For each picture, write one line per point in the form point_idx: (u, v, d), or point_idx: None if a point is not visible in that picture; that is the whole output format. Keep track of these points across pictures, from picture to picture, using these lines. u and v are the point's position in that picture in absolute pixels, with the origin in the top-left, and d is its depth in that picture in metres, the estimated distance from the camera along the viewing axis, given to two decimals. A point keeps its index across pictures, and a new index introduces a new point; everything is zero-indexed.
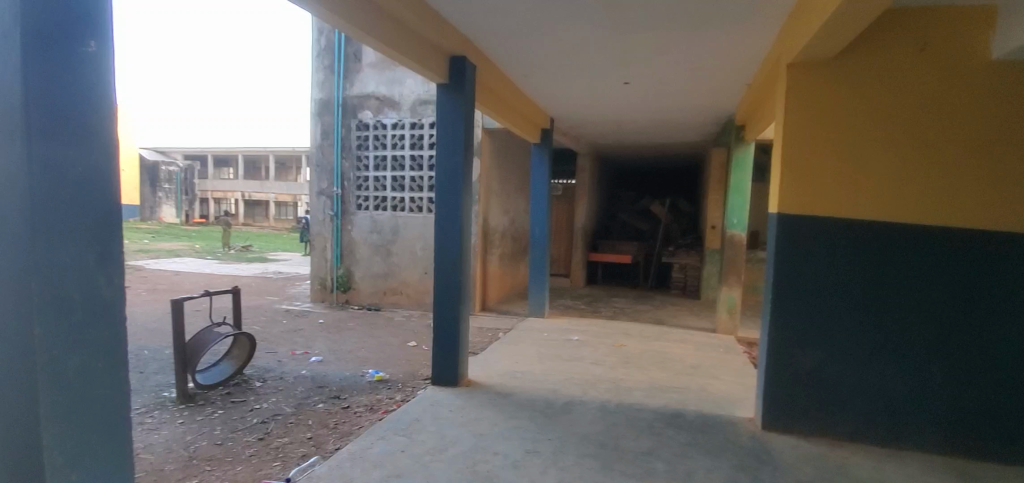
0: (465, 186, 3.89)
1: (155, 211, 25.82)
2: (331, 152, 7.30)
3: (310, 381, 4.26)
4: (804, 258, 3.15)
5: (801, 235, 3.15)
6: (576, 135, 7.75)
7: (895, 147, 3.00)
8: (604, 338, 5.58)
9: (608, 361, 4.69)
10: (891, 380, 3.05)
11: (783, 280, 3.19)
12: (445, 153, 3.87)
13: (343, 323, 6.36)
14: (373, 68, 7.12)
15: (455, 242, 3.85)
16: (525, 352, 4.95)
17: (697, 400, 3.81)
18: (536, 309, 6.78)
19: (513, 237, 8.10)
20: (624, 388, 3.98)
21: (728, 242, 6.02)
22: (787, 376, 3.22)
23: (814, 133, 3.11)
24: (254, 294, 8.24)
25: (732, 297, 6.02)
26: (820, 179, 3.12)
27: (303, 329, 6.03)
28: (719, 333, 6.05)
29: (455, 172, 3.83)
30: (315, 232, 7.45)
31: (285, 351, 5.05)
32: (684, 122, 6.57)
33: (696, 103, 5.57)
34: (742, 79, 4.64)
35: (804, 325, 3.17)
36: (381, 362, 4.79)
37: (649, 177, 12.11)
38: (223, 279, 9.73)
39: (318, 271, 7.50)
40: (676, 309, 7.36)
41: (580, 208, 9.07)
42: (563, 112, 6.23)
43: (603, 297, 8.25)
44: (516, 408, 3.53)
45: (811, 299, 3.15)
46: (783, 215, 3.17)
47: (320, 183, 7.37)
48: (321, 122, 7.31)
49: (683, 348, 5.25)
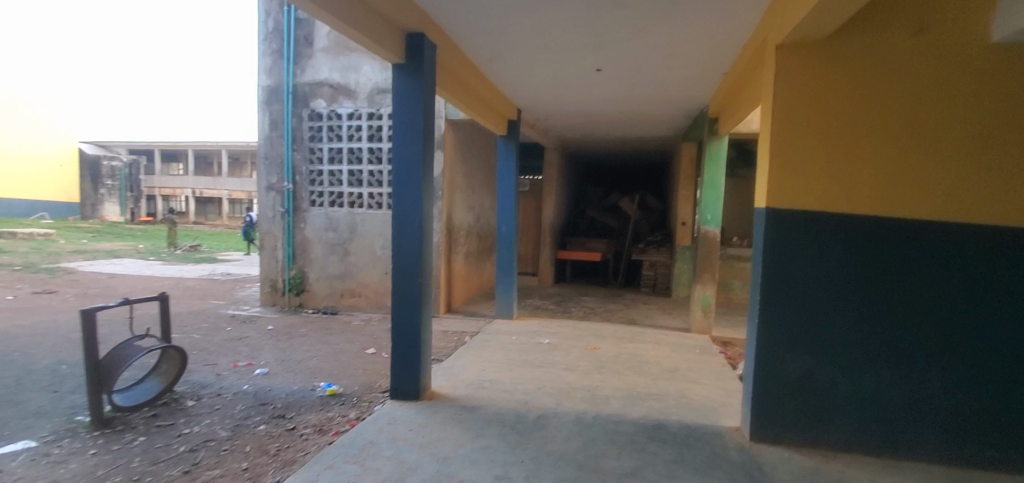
0: (426, 179, 3.50)
1: (97, 209, 24.27)
2: (280, 144, 6.76)
3: (252, 398, 3.79)
4: (794, 258, 2.93)
5: (791, 233, 2.92)
6: (544, 128, 7.44)
7: (889, 138, 2.83)
8: (576, 341, 5.29)
9: (581, 366, 4.41)
10: (886, 385, 2.89)
11: (773, 280, 2.95)
12: (402, 142, 3.46)
13: (294, 328, 5.86)
14: (326, 52, 6.61)
15: (415, 240, 3.46)
16: (493, 358, 4.60)
17: (678, 408, 3.56)
18: (505, 310, 6.43)
19: (478, 235, 7.73)
20: (600, 397, 3.69)
21: (702, 239, 5.81)
22: (777, 385, 2.99)
23: (806, 121, 2.89)
24: (198, 298, 7.58)
25: (706, 295, 5.84)
26: (812, 172, 2.90)
27: (250, 336, 5.51)
28: (693, 333, 5.88)
29: (413, 163, 3.44)
30: (264, 230, 6.89)
31: (226, 363, 4.55)
32: (655, 115, 6.37)
33: (670, 93, 5.34)
34: (718, 66, 4.42)
35: (794, 329, 2.95)
36: (334, 373, 4.35)
37: (617, 173, 11.94)
38: (164, 281, 8.99)
39: (268, 273, 6.95)
40: (648, 308, 7.17)
41: (548, 204, 8.82)
42: (531, 102, 5.91)
43: (573, 296, 8.00)
44: (485, 425, 3.18)
45: (802, 301, 2.94)
46: (773, 210, 2.92)
47: (269, 177, 6.81)
48: (270, 112, 6.76)
49: (658, 350, 5.02)
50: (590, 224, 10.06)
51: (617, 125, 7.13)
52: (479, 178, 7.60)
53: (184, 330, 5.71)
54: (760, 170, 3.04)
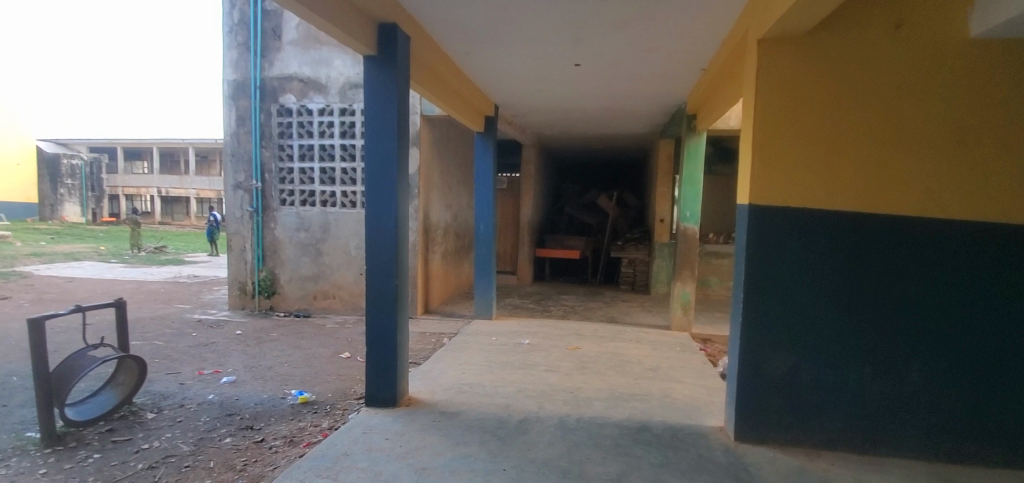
0: (401, 177, 3.36)
1: (56, 209, 23.28)
2: (248, 141, 6.50)
3: (218, 408, 3.59)
4: (777, 255, 2.88)
5: (774, 230, 2.88)
6: (521, 125, 7.33)
7: (870, 133, 2.80)
8: (557, 341, 5.21)
9: (563, 367, 4.32)
10: (868, 382, 2.87)
11: (757, 278, 2.90)
12: (375, 138, 3.30)
13: (265, 333, 5.63)
14: (295, 46, 6.37)
15: (389, 241, 3.31)
16: (473, 360, 4.48)
17: (662, 408, 3.49)
18: (484, 310, 6.31)
19: (456, 234, 7.59)
20: (583, 399, 3.60)
21: (682, 235, 5.80)
22: (761, 384, 2.94)
23: (788, 116, 2.84)
24: (162, 302, 7.25)
25: (685, 292, 5.82)
26: (795, 168, 2.85)
27: (217, 342, 5.27)
28: (673, 330, 5.86)
29: (386, 160, 3.29)
30: (231, 230, 6.62)
31: (190, 371, 4.32)
32: (633, 112, 6.33)
33: (649, 89, 5.28)
34: (697, 62, 4.38)
35: (778, 328, 2.91)
36: (307, 380, 4.17)
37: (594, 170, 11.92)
38: (126, 285, 8.59)
39: (236, 275, 6.68)
40: (628, 306, 7.14)
41: (526, 202, 8.73)
42: (508, 97, 5.79)
43: (552, 295, 7.92)
44: (465, 431, 3.06)
45: (785, 299, 2.89)
46: (756, 206, 2.87)
47: (236, 175, 6.54)
48: (237, 107, 6.49)
49: (639, 349, 4.97)
50: (568, 221, 10.01)
51: (595, 122, 7.07)
52: (456, 176, 7.45)
53: (146, 337, 5.43)
54: (742, 166, 2.98)
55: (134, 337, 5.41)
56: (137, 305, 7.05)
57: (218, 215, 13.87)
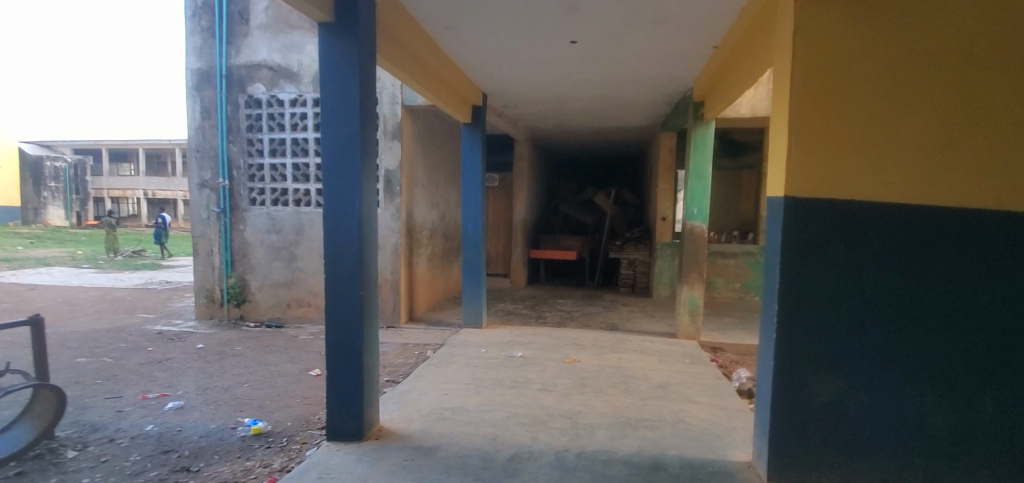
0: (367, 168, 2.81)
1: (39, 213, 22.66)
2: (214, 135, 5.96)
3: (153, 443, 3.05)
4: (819, 259, 2.38)
5: (813, 228, 2.37)
6: (513, 117, 6.81)
7: (931, 111, 2.31)
8: (553, 353, 4.68)
9: (560, 385, 3.80)
10: (930, 408, 2.39)
11: (794, 287, 2.39)
12: (333, 123, 2.74)
13: (229, 346, 5.07)
14: (264, 30, 5.83)
15: (353, 245, 2.75)
16: (458, 378, 3.95)
17: (677, 438, 2.97)
18: (473, 318, 5.76)
19: (443, 234, 7.05)
20: (583, 427, 3.08)
21: (688, 235, 5.28)
22: (800, 414, 2.44)
23: (831, 88, 2.33)
24: (124, 312, 6.68)
25: (694, 297, 5.28)
26: (838, 154, 2.34)
27: (173, 358, 4.71)
28: (679, 339, 5.35)
29: (348, 148, 2.74)
30: (197, 233, 6.09)
31: (133, 395, 3.77)
32: (634, 101, 5.82)
33: (652, 72, 4.75)
34: (709, 37, 3.85)
35: (821, 347, 2.40)
36: (265, 404, 3.63)
37: (592, 168, 11.42)
38: (92, 293, 7.99)
39: (203, 282, 6.13)
40: (629, 311, 6.63)
41: (520, 200, 8.23)
42: (497, 83, 5.26)
43: (547, 299, 7.42)
44: (441, 475, 2.52)
45: (830, 311, 2.39)
46: (792, 199, 2.36)
47: (202, 173, 6.00)
48: (202, 98, 5.94)
49: (645, 362, 4.45)
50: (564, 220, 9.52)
51: (592, 113, 6.55)
52: (442, 172, 6.92)
53: (95, 352, 4.87)
54: (774, 150, 2.47)
55: (81, 353, 4.84)
56: (96, 315, 6.47)
57: (167, 216, 13.28)
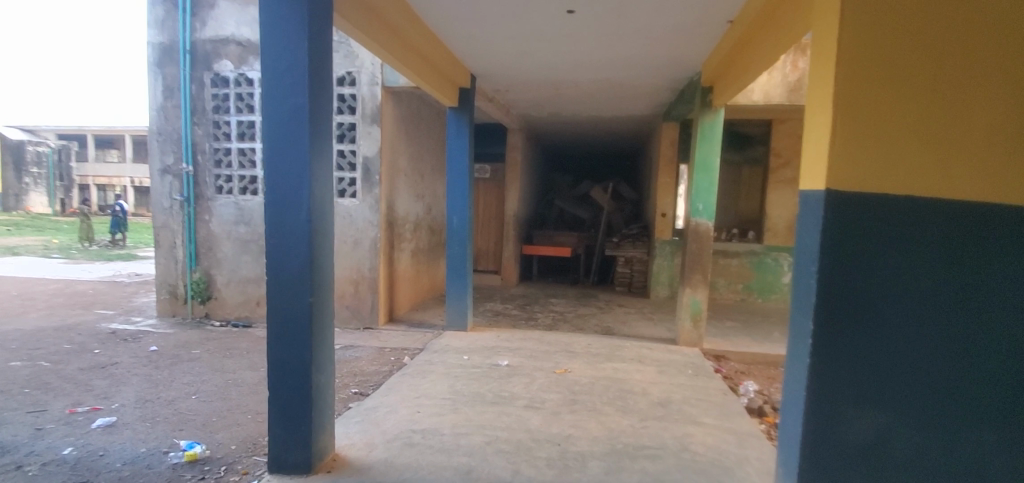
0: (319, 149, 2.34)
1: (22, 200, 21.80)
2: (176, 117, 5.46)
3: (67, 472, 2.58)
4: (866, 268, 1.93)
5: (860, 228, 1.92)
6: (504, 102, 6.32)
7: (1009, 89, 1.87)
8: (542, 361, 4.23)
9: (549, 401, 3.36)
10: (993, 450, 1.97)
11: (832, 302, 1.95)
12: (277, 93, 2.26)
13: (186, 349, 4.60)
14: (232, 2, 5.31)
15: (301, 241, 2.29)
16: (435, 391, 3.49)
17: (683, 472, 2.54)
18: (457, 321, 5.29)
19: (428, 228, 6.58)
20: (573, 457, 2.64)
21: (692, 233, 4.81)
22: (837, 458, 1.99)
23: (886, 54, 1.87)
24: (81, 308, 6.17)
25: (697, 301, 4.84)
26: (893, 139, 1.90)
27: (119, 363, 4.24)
28: (680, 345, 4.90)
29: (296, 123, 2.26)
30: (159, 224, 5.60)
31: (60, 410, 3.30)
32: (635, 86, 5.36)
33: (656, 50, 4.28)
34: (724, 7, 3.37)
35: (865, 376, 1.96)
36: (210, 422, 3.16)
37: (588, 160, 10.96)
38: (53, 286, 7.46)
39: (165, 277, 5.65)
40: (626, 313, 6.20)
41: (512, 192, 7.76)
42: (485, 62, 4.77)
43: (539, 299, 6.97)
44: None
45: (876, 333, 1.94)
46: (834, 192, 1.91)
47: (164, 157, 5.51)
48: (164, 76, 5.44)
49: (644, 373, 4.01)
50: (558, 215, 9.07)
51: (590, 100, 6.08)
52: (427, 161, 6.43)
53: (33, 355, 4.37)
54: (812, 132, 2.02)
55: (18, 355, 4.35)
56: (49, 311, 5.96)
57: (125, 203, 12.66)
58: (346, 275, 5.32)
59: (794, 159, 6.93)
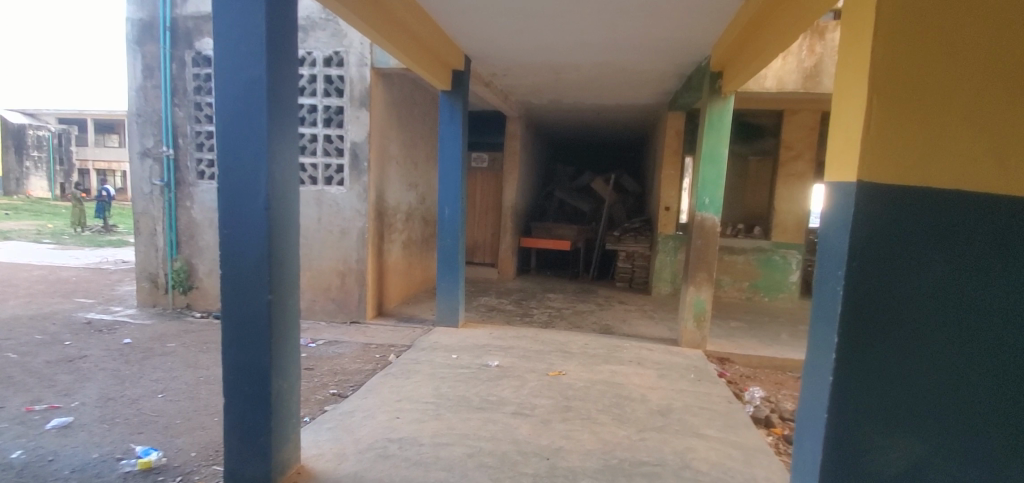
0: (280, 128, 2.08)
1: (23, 184, 21.28)
2: (157, 98, 5.20)
3: (8, 479, 2.35)
4: (901, 274, 1.66)
5: (895, 227, 1.65)
6: (501, 88, 6.03)
7: None
8: (535, 363, 3.98)
9: (540, 407, 3.12)
10: None
11: (860, 312, 1.68)
12: (231, 63, 1.99)
13: (162, 342, 4.37)
14: None
15: (258, 233, 2.03)
16: (417, 394, 3.26)
17: None
18: (448, 316, 5.04)
19: (421, 219, 6.33)
20: (562, 473, 2.40)
21: (697, 228, 4.53)
22: None
23: (931, 24, 1.59)
24: (60, 296, 5.94)
25: (700, 301, 4.58)
26: (936, 124, 1.62)
27: (89, 356, 4.01)
28: (681, 347, 4.65)
29: (252, 99, 2.00)
30: (139, 209, 5.35)
31: (16, 408, 3.07)
32: (639, 71, 5.06)
33: (663, 31, 3.98)
34: None
35: (895, 397, 1.70)
36: (173, 424, 2.93)
37: (590, 151, 10.67)
38: (35, 272, 7.22)
39: (145, 265, 5.41)
40: (626, 311, 5.95)
41: (510, 183, 7.48)
42: (480, 43, 4.48)
43: (536, 293, 6.72)
44: None
45: (911, 349, 1.68)
46: (867, 185, 1.64)
47: (143, 140, 5.26)
48: (144, 54, 5.17)
49: (642, 377, 3.77)
50: (558, 207, 8.79)
51: (591, 87, 5.78)
52: (421, 148, 6.16)
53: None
54: (843, 116, 1.74)
55: None
56: (27, 299, 5.73)
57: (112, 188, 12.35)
58: (333, 267, 5.07)
59: (805, 152, 6.63)
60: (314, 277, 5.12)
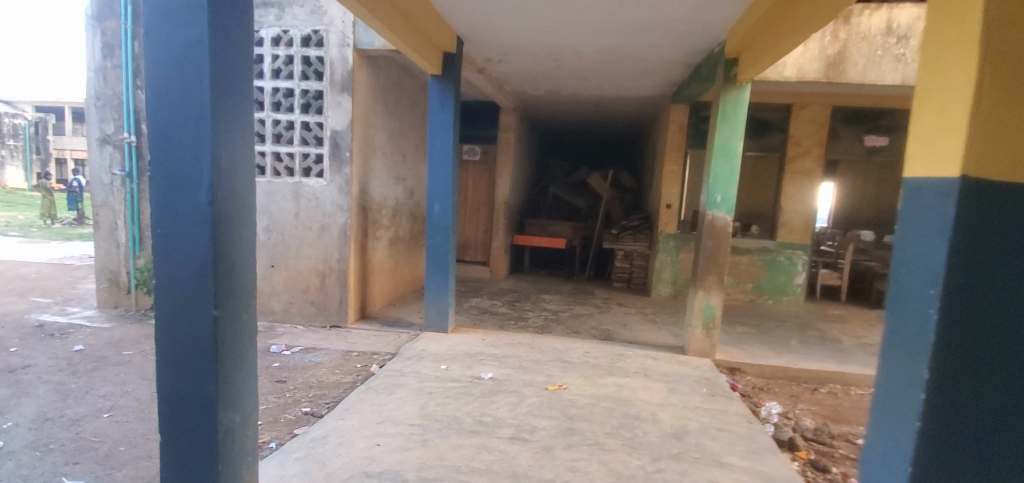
0: (230, 105, 1.68)
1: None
2: (118, 79, 4.74)
3: None
4: (1008, 295, 1.32)
5: (1004, 236, 1.31)
6: (496, 76, 5.65)
7: None
8: (533, 375, 3.62)
9: (541, 430, 2.77)
10: None
11: (956, 342, 1.34)
12: (166, 21, 1.59)
13: (119, 349, 3.93)
14: None
15: (201, 237, 1.63)
16: (402, 414, 2.88)
17: None
18: (437, 321, 4.66)
19: (409, 214, 5.93)
20: None
21: (708, 228, 4.18)
22: None
23: None
24: (13, 295, 5.45)
25: (710, 306, 4.24)
26: None
27: (33, 365, 3.57)
28: (689, 356, 4.31)
29: (192, 67, 1.60)
30: (98, 202, 4.89)
31: None
32: (644, 59, 4.70)
33: (676, 14, 3.61)
34: None
35: (993, 447, 1.37)
36: (118, 451, 2.52)
37: (585, 145, 10.35)
38: None
39: (106, 262, 4.95)
40: (627, 314, 5.60)
41: (504, 177, 7.09)
42: (474, 24, 4.10)
43: (531, 294, 6.36)
44: None
45: (1016, 388, 1.35)
46: (972, 183, 1.30)
47: (102, 125, 4.79)
48: (103, 31, 4.70)
49: (650, 391, 3.42)
50: (553, 203, 8.43)
51: (592, 76, 5.40)
52: (410, 139, 5.76)
53: None
54: (936, 97, 1.39)
55: None
56: None
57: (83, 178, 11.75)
58: (312, 266, 4.66)
59: (813, 149, 6.32)
60: (292, 278, 4.70)
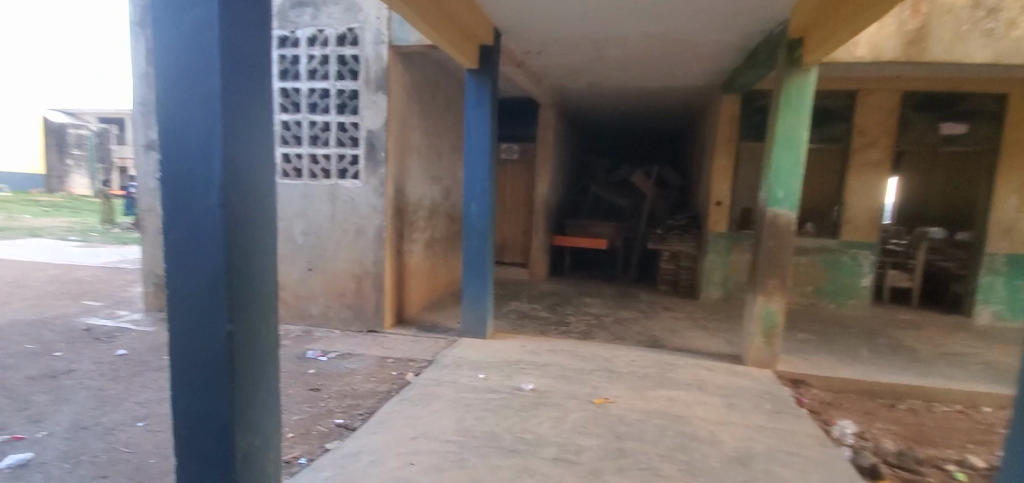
0: (244, 95, 1.53)
1: (65, 181, 21.30)
2: None
3: None
4: None
5: None
6: (534, 69, 5.43)
7: None
8: (576, 386, 3.38)
9: (588, 451, 2.52)
10: None
11: None
12: (173, 6, 1.45)
13: (159, 354, 3.93)
14: None
15: (214, 242, 1.48)
16: (437, 430, 2.69)
17: None
18: (475, 327, 4.47)
19: (446, 215, 5.79)
20: None
21: (768, 227, 3.81)
22: None
23: None
24: (66, 298, 5.61)
25: (771, 312, 3.88)
26: None
27: (77, 370, 3.60)
28: (747, 366, 3.96)
29: (202, 54, 1.45)
30: (144, 207, 4.96)
31: None
32: (694, 45, 4.37)
33: None
34: None
35: None
36: (147, 465, 2.44)
37: (626, 141, 10.00)
38: (50, 272, 6.93)
39: (151, 267, 5.01)
40: (675, 319, 5.26)
41: (543, 176, 6.86)
42: (514, 14, 3.89)
43: (572, 298, 6.10)
44: None
45: None
46: None
47: (148, 130, 4.85)
48: (146, 37, 4.74)
49: (707, 407, 3.12)
50: (593, 203, 8.13)
51: (636, 66, 5.09)
52: (446, 137, 5.62)
53: None
54: None
55: None
56: (33, 301, 5.41)
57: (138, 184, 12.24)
58: (348, 269, 4.56)
59: (881, 139, 5.80)
60: (328, 281, 4.62)
